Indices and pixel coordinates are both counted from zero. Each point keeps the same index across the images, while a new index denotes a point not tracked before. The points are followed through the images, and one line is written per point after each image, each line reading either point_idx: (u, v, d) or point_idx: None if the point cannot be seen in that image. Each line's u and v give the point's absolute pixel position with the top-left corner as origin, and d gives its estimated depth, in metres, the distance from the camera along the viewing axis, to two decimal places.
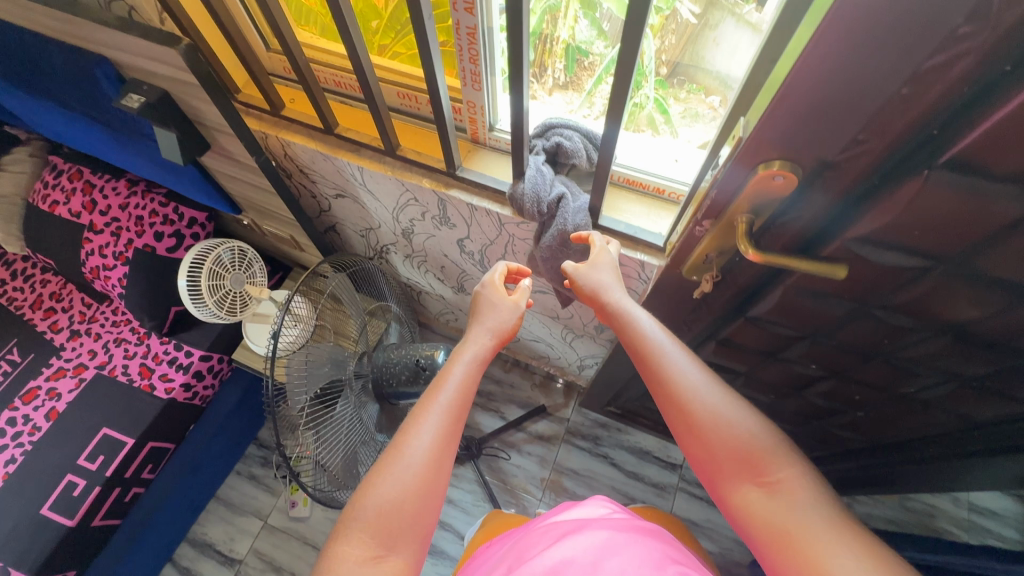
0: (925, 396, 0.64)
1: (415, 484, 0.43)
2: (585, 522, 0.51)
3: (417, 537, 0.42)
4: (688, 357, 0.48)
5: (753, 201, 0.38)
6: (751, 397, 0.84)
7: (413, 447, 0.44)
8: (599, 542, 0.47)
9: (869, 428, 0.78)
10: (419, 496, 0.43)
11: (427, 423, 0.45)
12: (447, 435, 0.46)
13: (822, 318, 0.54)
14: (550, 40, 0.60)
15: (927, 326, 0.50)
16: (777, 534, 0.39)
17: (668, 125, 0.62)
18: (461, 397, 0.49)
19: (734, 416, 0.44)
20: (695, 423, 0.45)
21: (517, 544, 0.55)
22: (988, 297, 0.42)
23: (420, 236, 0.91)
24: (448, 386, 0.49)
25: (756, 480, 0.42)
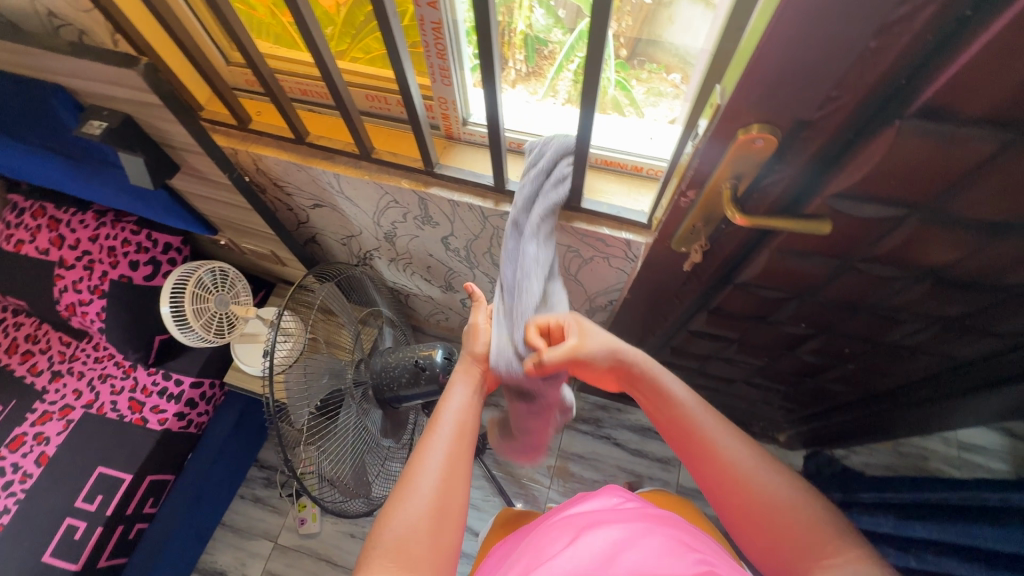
0: (911, 342, 0.66)
1: (426, 505, 0.45)
2: (600, 516, 0.52)
3: (437, 562, 0.44)
4: (736, 437, 0.50)
5: (736, 168, 0.39)
6: (745, 362, 0.86)
7: (421, 477, 0.47)
8: (620, 534, 0.47)
9: (860, 379, 0.80)
10: (431, 515, 0.45)
11: (430, 453, 0.48)
12: (454, 458, 0.49)
13: (808, 276, 0.56)
14: (509, 32, 0.59)
15: (908, 274, 0.51)
16: None
17: (634, 107, 0.62)
18: (461, 425, 0.52)
19: (788, 494, 0.46)
20: (752, 501, 0.46)
21: (530, 540, 0.55)
22: (964, 239, 0.44)
23: (402, 238, 0.91)
24: (445, 416, 0.52)
25: (817, 563, 0.42)
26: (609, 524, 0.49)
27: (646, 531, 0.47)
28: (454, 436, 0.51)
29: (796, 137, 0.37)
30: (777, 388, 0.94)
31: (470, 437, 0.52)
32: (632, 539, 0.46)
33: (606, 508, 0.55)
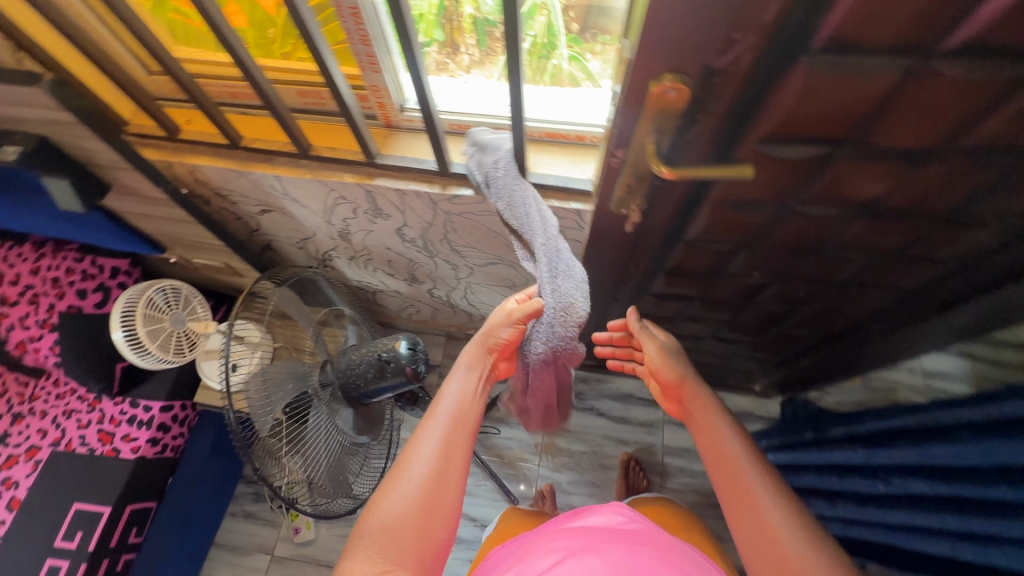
0: (859, 278, 0.68)
1: (413, 496, 0.46)
2: (602, 538, 0.54)
3: (423, 547, 0.45)
4: (778, 487, 0.48)
5: (656, 121, 0.39)
6: (710, 318, 0.88)
7: (415, 465, 0.47)
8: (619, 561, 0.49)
9: (820, 321, 0.83)
10: (417, 507, 0.45)
11: (426, 437, 0.49)
12: (448, 443, 0.49)
13: (752, 226, 0.57)
14: (456, 15, 0.57)
15: (843, 212, 0.53)
16: None
17: (591, 79, 0.62)
18: (460, 411, 0.53)
19: (816, 550, 0.44)
20: (777, 555, 0.44)
21: (531, 544, 0.59)
22: (888, 170, 0.45)
23: (358, 235, 0.89)
24: (444, 401, 0.53)
25: None
26: (611, 550, 0.51)
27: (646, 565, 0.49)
28: (457, 430, 0.51)
29: (709, 86, 0.37)
30: (744, 339, 0.96)
31: (468, 424, 0.52)
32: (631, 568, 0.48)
33: (608, 532, 0.57)
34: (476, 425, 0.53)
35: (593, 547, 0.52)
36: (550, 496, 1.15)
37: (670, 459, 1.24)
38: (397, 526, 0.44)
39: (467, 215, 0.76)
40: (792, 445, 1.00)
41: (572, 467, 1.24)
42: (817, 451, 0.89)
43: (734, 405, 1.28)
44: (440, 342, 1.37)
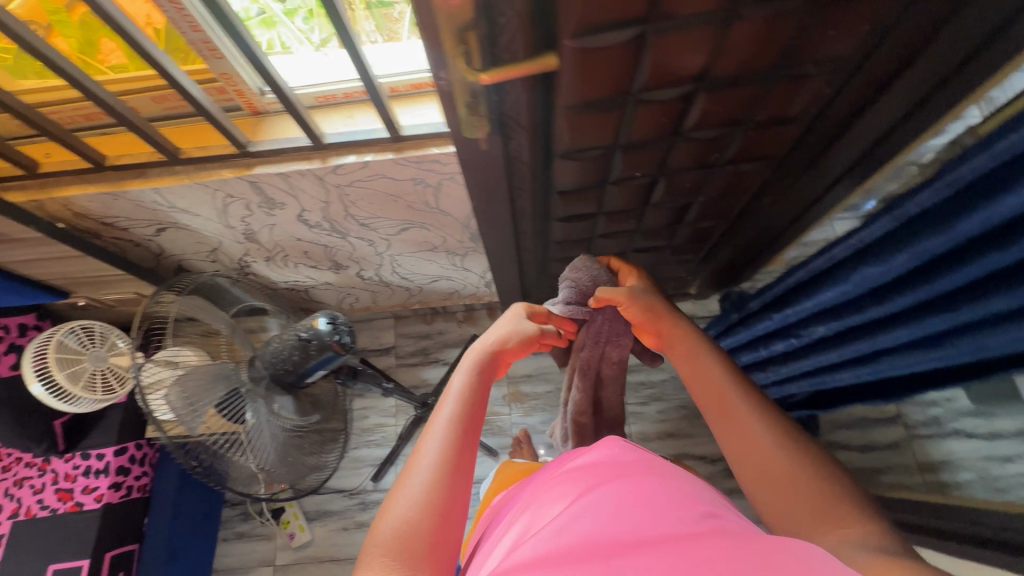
0: (731, 156, 0.72)
1: (424, 505, 0.43)
2: (615, 464, 0.48)
3: (442, 547, 0.42)
4: (763, 409, 0.53)
5: (458, 32, 0.40)
6: (621, 231, 0.92)
7: (423, 464, 0.47)
8: (635, 484, 0.44)
9: (717, 208, 0.88)
10: (432, 514, 0.43)
11: (432, 437, 0.49)
12: (457, 441, 0.49)
13: (610, 125, 0.60)
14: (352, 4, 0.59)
15: (683, 90, 0.56)
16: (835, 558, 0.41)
17: None
18: (465, 409, 0.52)
19: (802, 458, 0.49)
20: (770, 466, 0.49)
21: (530, 495, 0.52)
22: (700, 38, 0.48)
23: (263, 232, 0.89)
24: (447, 402, 0.52)
25: (832, 529, 0.43)
26: (622, 476, 0.46)
27: (664, 483, 0.44)
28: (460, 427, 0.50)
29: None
30: (661, 245, 1.01)
31: (475, 420, 0.51)
32: (650, 494, 0.42)
33: (616, 452, 0.51)
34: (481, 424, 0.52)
35: (606, 476, 0.46)
36: (526, 438, 1.20)
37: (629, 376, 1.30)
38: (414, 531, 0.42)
39: (358, 185, 0.76)
40: (725, 331, 1.06)
41: (541, 407, 1.29)
42: (744, 328, 0.95)
43: None
44: (390, 324, 1.38)
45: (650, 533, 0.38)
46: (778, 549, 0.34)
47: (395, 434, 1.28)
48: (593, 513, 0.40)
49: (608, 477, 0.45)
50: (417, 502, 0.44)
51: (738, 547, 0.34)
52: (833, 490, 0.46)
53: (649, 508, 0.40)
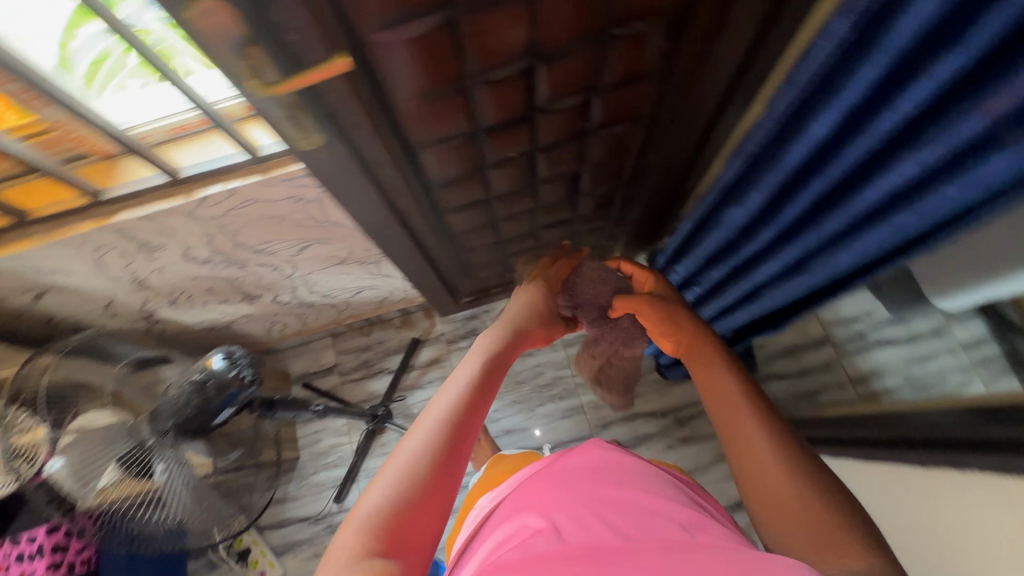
0: (600, 121, 0.73)
1: (403, 492, 0.45)
2: (602, 487, 0.59)
3: (414, 533, 0.44)
4: (772, 420, 0.57)
5: (237, 46, 0.38)
6: (522, 211, 0.92)
7: (410, 452, 0.48)
8: (623, 508, 0.54)
9: (609, 172, 0.89)
10: (411, 501, 0.45)
11: (425, 428, 0.50)
12: (448, 435, 0.50)
13: (459, 110, 0.59)
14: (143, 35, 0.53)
15: (519, 66, 0.56)
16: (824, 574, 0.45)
17: None
18: (460, 404, 0.53)
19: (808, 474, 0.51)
20: (770, 473, 0.53)
21: (515, 498, 0.63)
22: (511, 11, 0.48)
23: (155, 278, 0.85)
24: (445, 394, 0.53)
25: (834, 557, 0.46)
26: (598, 493, 0.57)
27: (631, 499, 0.56)
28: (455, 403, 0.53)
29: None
30: (568, 217, 1.02)
31: (467, 417, 0.52)
32: (630, 514, 0.53)
33: (603, 479, 0.62)
34: (475, 422, 0.53)
35: (591, 497, 0.57)
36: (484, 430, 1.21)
37: (572, 348, 1.32)
38: (404, 512, 0.44)
39: (235, 213, 0.73)
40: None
41: None
42: None
43: None
44: (328, 343, 1.36)
45: (634, 540, 0.48)
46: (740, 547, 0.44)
47: (352, 451, 1.27)
48: (578, 526, 0.51)
49: (597, 501, 0.56)
50: (415, 483, 0.46)
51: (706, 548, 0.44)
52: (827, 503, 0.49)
53: (625, 516, 0.52)
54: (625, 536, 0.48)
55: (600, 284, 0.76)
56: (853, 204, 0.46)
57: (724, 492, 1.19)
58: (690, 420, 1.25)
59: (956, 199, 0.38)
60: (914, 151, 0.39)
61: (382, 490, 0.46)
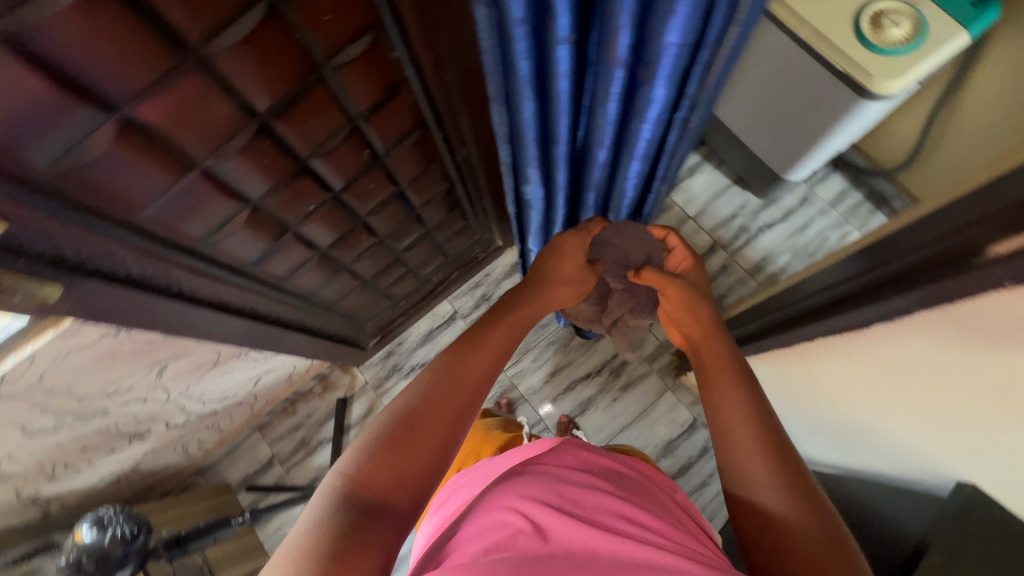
0: (385, 143, 0.71)
1: (388, 439, 0.48)
2: (588, 485, 0.61)
3: (392, 476, 0.46)
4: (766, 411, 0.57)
5: None
6: (368, 246, 0.90)
7: (404, 409, 0.50)
8: (614, 507, 0.57)
9: (433, 179, 0.88)
10: (393, 447, 0.47)
11: (423, 389, 0.52)
12: (443, 400, 0.52)
13: (214, 189, 0.56)
14: None
15: (250, 129, 0.54)
16: None
17: None
18: (461, 377, 0.55)
19: (796, 472, 0.52)
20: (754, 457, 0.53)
21: (495, 490, 0.63)
22: (193, 89, 0.45)
23: (10, 466, 0.78)
24: (449, 362, 0.56)
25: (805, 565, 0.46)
26: (584, 494, 0.59)
27: (617, 504, 0.58)
28: (471, 374, 0.55)
29: None
30: (422, 231, 1.00)
31: (464, 394, 0.53)
32: (610, 514, 0.56)
33: (583, 474, 0.64)
34: (472, 403, 0.54)
35: (572, 494, 0.59)
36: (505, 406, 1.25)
37: None
38: (407, 442, 0.48)
39: (52, 376, 0.67)
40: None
41: None
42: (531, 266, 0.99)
43: (502, 265, 1.37)
44: (258, 437, 1.31)
45: (620, 544, 0.51)
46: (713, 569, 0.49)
47: None
48: (558, 526, 0.53)
49: (585, 497, 0.58)
50: (423, 426, 0.49)
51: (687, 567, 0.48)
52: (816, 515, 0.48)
53: (615, 525, 0.54)
54: (612, 539, 0.52)
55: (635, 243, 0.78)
56: (614, 94, 0.50)
57: (676, 419, 1.24)
58: (624, 368, 1.29)
59: (676, 38, 0.42)
60: (616, 24, 0.41)
61: (389, 416, 0.50)
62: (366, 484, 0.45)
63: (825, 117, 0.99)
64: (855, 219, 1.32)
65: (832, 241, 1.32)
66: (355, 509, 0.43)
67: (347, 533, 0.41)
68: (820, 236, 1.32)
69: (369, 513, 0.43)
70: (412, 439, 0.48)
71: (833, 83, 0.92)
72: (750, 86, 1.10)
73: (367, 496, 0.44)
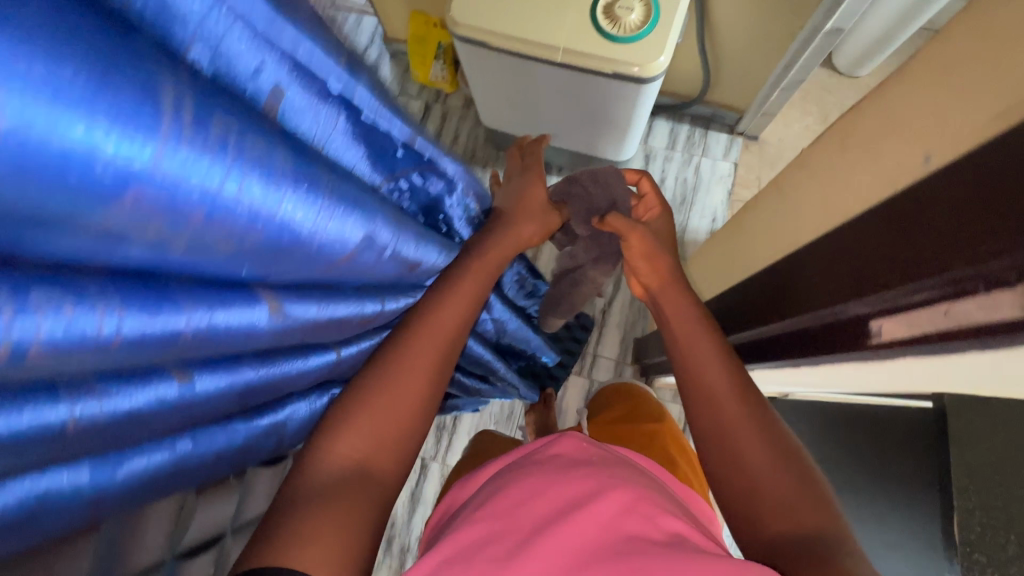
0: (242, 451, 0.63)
1: (367, 404, 0.60)
2: (570, 462, 0.55)
3: (364, 438, 0.58)
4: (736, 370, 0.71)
5: None
6: None
7: (382, 382, 0.62)
8: (585, 480, 0.51)
9: None
10: (366, 412, 0.60)
11: (399, 360, 0.63)
12: (411, 368, 0.63)
13: None
14: None
15: None
16: (793, 498, 0.58)
17: None
18: (423, 344, 0.64)
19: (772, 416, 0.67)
20: (745, 400, 0.67)
21: (500, 477, 0.56)
22: None
23: None
24: (414, 332, 0.65)
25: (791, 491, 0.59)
26: (574, 482, 0.51)
27: (606, 481, 0.51)
28: (439, 339, 0.65)
29: None
30: None
31: (428, 367, 0.64)
32: (607, 505, 0.48)
33: (583, 449, 0.59)
34: (433, 371, 0.64)
35: (548, 483, 0.52)
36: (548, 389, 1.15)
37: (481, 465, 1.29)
38: (381, 406, 0.60)
39: None
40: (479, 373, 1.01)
41: None
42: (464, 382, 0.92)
43: None
44: None
45: (575, 533, 0.46)
46: (682, 549, 0.45)
47: None
48: (552, 527, 0.47)
49: (557, 485, 0.51)
50: (396, 393, 0.61)
51: (641, 545, 0.45)
52: (794, 479, 0.60)
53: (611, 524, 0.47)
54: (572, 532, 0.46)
55: (600, 187, 0.81)
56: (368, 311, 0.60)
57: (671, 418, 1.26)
58: None
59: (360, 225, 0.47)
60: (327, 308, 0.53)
61: (365, 379, 0.62)
62: (350, 448, 0.58)
63: (601, 99, 0.99)
64: (697, 149, 1.37)
65: (691, 179, 1.36)
66: (340, 464, 0.57)
67: (331, 484, 0.55)
68: (679, 181, 1.36)
69: (349, 470, 0.56)
70: (389, 402, 0.61)
71: (613, 82, 0.91)
72: (536, 106, 1.11)
73: (350, 456, 0.57)
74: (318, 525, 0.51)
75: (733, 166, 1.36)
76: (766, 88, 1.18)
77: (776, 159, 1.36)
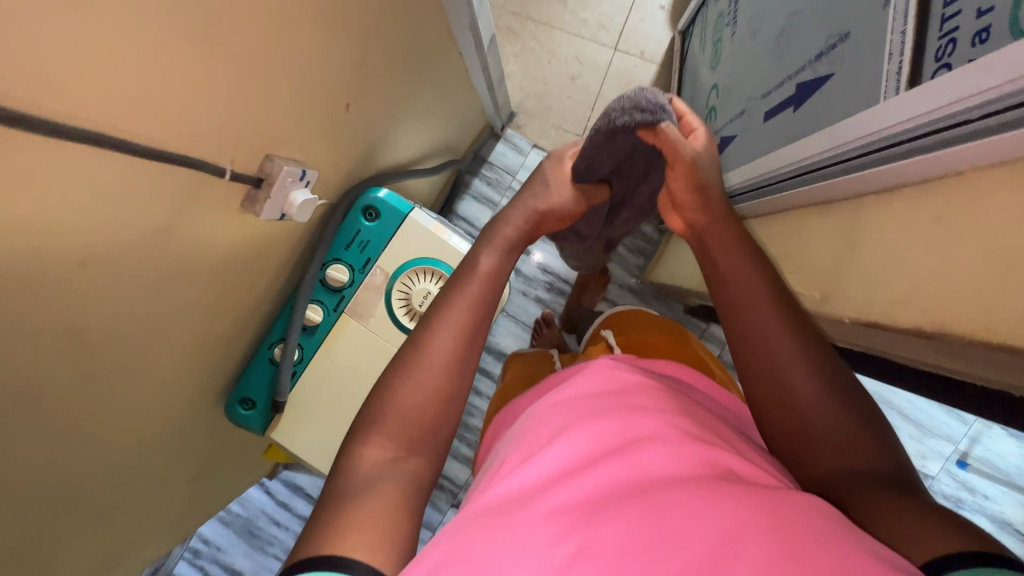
0: None
1: (409, 389, 0.49)
2: (581, 417, 0.45)
3: (406, 424, 0.48)
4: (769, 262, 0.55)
5: None
6: None
7: (423, 369, 0.50)
8: (619, 435, 0.41)
9: None
10: (415, 396, 0.49)
11: (438, 338, 0.51)
12: (453, 351, 0.51)
13: None
14: None
15: None
16: (842, 444, 0.43)
17: None
18: (467, 343, 0.52)
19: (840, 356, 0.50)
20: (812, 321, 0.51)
21: (521, 436, 0.47)
22: None
23: None
24: (448, 315, 0.52)
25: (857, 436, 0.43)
26: (616, 424, 0.43)
27: (653, 433, 0.41)
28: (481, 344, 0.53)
29: None
30: None
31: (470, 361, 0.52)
32: (653, 455, 0.38)
33: (597, 397, 0.49)
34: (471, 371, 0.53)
35: (568, 429, 0.43)
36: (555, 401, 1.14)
37: None
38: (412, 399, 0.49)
39: None
40: None
41: None
42: None
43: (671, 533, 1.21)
44: None
45: (584, 487, 0.36)
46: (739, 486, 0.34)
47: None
48: (599, 481, 0.36)
49: (550, 443, 0.41)
50: (422, 379, 0.50)
51: (687, 490, 0.33)
52: (856, 415, 0.45)
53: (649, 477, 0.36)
54: (589, 480, 0.36)
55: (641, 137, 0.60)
56: None
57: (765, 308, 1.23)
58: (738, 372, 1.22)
59: None
60: None
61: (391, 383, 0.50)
62: (385, 446, 0.47)
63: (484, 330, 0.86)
64: (506, 179, 1.21)
65: None
66: (378, 463, 0.46)
67: (371, 474, 0.45)
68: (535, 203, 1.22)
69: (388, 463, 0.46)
70: (422, 388, 0.49)
71: None
72: None
73: (389, 455, 0.46)
74: (366, 512, 0.41)
75: (537, 149, 1.22)
76: (488, 102, 1.04)
77: (544, 101, 1.23)
